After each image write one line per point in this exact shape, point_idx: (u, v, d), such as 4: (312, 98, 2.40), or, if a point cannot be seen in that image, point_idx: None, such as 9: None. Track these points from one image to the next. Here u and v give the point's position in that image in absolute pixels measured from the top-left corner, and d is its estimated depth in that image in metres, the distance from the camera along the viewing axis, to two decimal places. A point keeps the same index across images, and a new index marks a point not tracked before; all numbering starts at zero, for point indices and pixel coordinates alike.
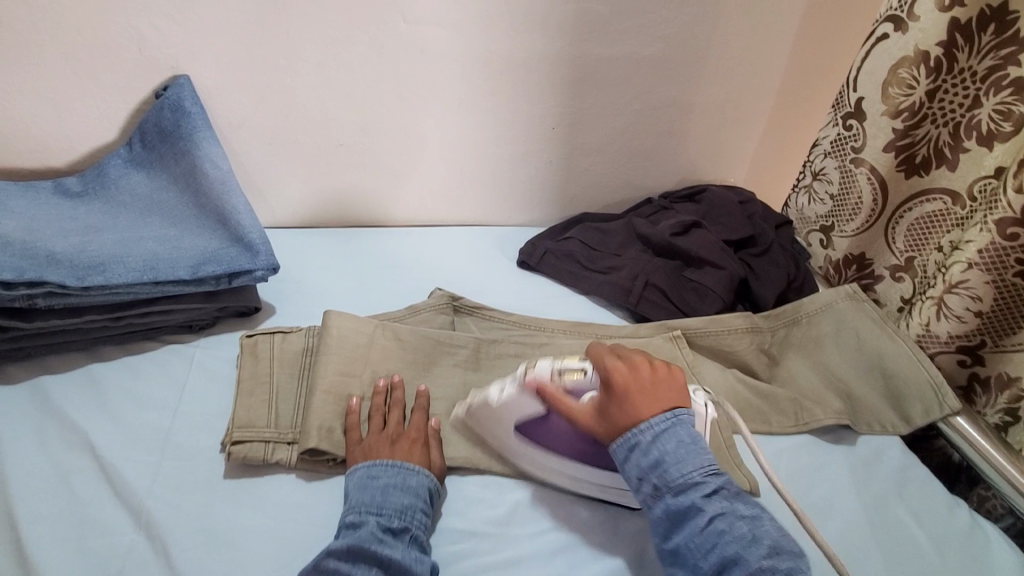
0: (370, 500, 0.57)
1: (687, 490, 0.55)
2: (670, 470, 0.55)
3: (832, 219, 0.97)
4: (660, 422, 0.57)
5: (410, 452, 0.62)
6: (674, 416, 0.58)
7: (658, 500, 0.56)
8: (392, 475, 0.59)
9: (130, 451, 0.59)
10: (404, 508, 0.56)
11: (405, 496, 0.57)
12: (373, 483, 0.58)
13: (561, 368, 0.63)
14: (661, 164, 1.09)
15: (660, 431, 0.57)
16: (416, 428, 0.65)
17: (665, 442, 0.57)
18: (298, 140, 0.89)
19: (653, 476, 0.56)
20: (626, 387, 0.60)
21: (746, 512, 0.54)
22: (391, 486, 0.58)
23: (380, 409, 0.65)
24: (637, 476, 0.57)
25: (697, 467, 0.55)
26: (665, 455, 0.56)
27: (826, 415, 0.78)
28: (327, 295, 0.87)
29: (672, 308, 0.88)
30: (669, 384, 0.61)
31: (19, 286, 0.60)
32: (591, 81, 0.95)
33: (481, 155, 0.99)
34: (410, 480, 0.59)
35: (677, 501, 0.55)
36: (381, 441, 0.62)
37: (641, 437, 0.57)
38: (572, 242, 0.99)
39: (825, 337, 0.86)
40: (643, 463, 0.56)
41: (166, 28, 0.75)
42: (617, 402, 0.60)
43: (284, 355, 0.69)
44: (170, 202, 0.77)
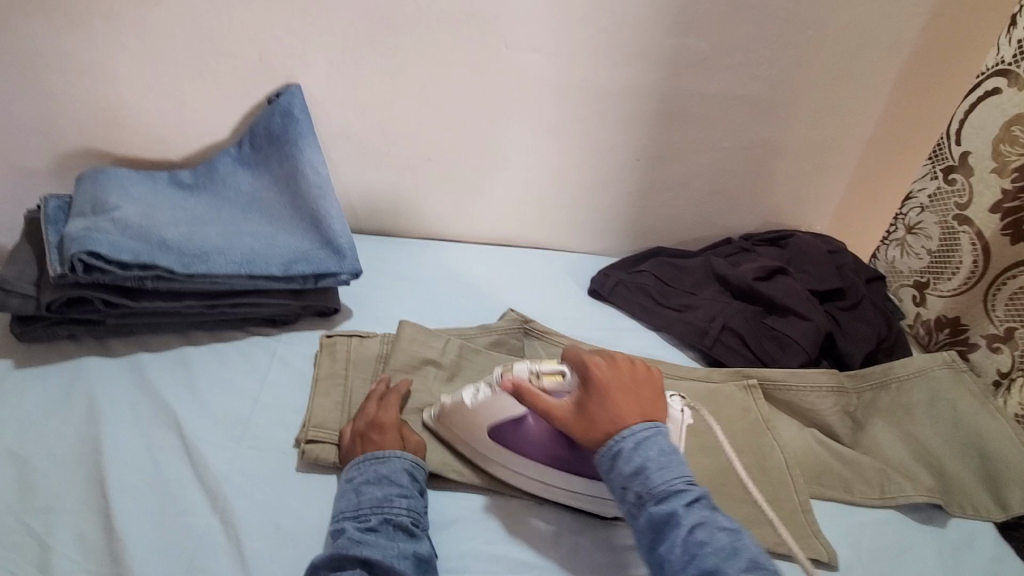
0: (346, 505, 0.55)
1: (668, 498, 0.53)
2: (652, 477, 0.54)
3: (927, 275, 0.90)
4: (643, 430, 0.56)
5: (382, 441, 0.60)
6: (654, 426, 0.57)
7: (641, 510, 0.54)
8: (364, 472, 0.57)
9: (213, 435, 0.61)
10: (378, 501, 0.55)
11: (378, 489, 0.56)
12: (350, 485, 0.57)
13: (539, 370, 0.61)
14: (745, 204, 1.05)
15: (641, 438, 0.56)
16: (387, 414, 0.62)
17: (647, 449, 0.55)
18: (390, 153, 0.93)
19: (637, 484, 0.54)
20: (609, 386, 0.58)
21: (727, 525, 0.53)
22: (364, 483, 0.57)
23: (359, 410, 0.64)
24: (620, 484, 0.55)
25: (678, 475, 0.54)
26: (647, 462, 0.54)
27: (916, 491, 0.72)
28: (401, 304, 0.88)
29: (749, 355, 0.85)
30: (648, 386, 0.60)
31: (133, 267, 0.65)
32: (682, 115, 0.93)
33: (563, 182, 0.99)
34: (381, 471, 0.57)
35: (660, 510, 0.53)
36: (355, 438, 0.61)
37: (624, 445, 0.56)
38: (646, 275, 0.97)
39: (916, 406, 0.79)
40: (626, 472, 0.55)
41: (286, 41, 0.81)
42: (597, 397, 0.58)
43: (359, 359, 0.71)
44: (270, 201, 0.82)
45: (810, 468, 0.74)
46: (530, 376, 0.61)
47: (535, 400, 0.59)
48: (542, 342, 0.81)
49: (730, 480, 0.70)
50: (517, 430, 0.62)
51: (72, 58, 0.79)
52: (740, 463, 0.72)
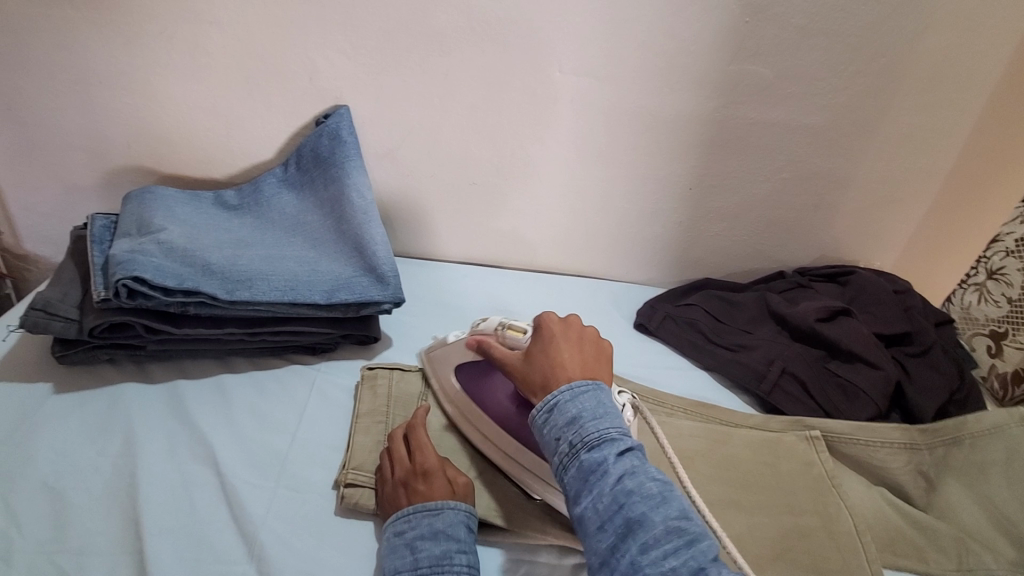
0: (402, 564, 0.51)
1: (600, 446, 0.50)
2: (586, 425, 0.51)
3: (1007, 324, 0.84)
4: (581, 383, 0.54)
5: (428, 491, 0.56)
6: (595, 382, 0.55)
7: (573, 460, 0.50)
8: (417, 526, 0.53)
9: (251, 473, 0.59)
10: (437, 559, 0.50)
11: (437, 546, 0.51)
12: (402, 540, 0.53)
13: (508, 324, 0.65)
14: (801, 238, 1.00)
15: (579, 390, 0.54)
16: (425, 459, 0.58)
17: (584, 400, 0.53)
18: (434, 175, 0.90)
19: (569, 434, 0.51)
20: (555, 337, 0.60)
21: (659, 476, 0.49)
22: (419, 538, 0.52)
23: (389, 455, 0.60)
24: (554, 436, 0.52)
25: (613, 425, 0.51)
26: (581, 412, 0.52)
27: (998, 563, 0.66)
28: (441, 333, 0.85)
29: (811, 403, 0.79)
30: (596, 349, 0.60)
31: (177, 293, 0.63)
32: (740, 145, 0.89)
33: (610, 210, 0.96)
34: (437, 524, 0.53)
35: (590, 458, 0.49)
36: (394, 487, 0.56)
37: (560, 396, 0.54)
38: (695, 309, 0.92)
39: (992, 466, 0.71)
40: (561, 423, 0.52)
41: (338, 62, 0.79)
42: (542, 344, 0.59)
43: (401, 394, 0.68)
44: (314, 223, 0.80)
45: (880, 533, 0.68)
46: (496, 328, 0.65)
47: (488, 347, 0.64)
48: None
49: (794, 543, 0.65)
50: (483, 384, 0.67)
51: (125, 76, 0.79)
52: (804, 524, 0.66)
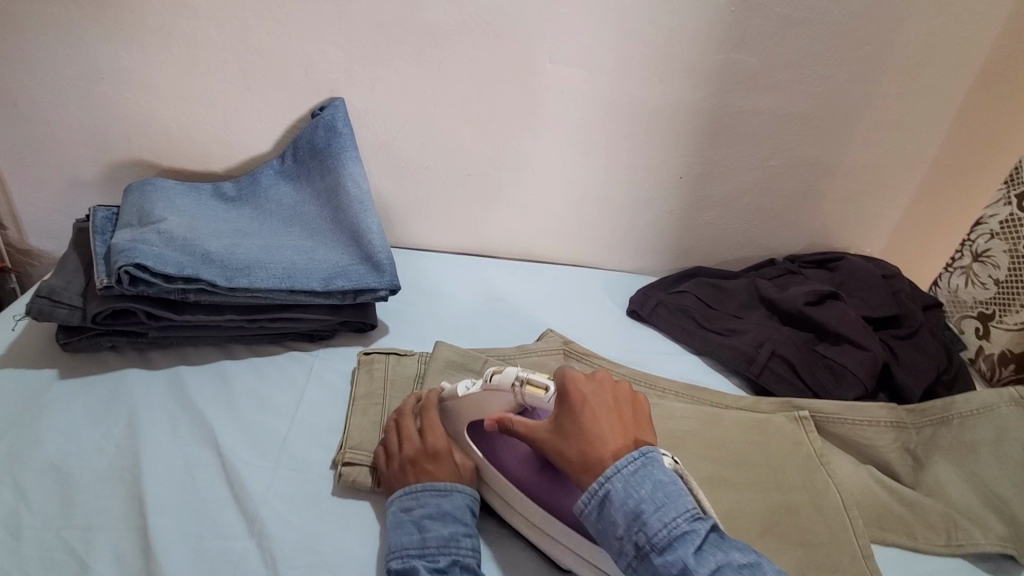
0: (408, 539, 0.53)
1: (673, 544, 0.47)
2: (650, 522, 0.48)
3: (995, 306, 0.85)
4: (628, 465, 0.50)
5: (434, 471, 0.58)
6: (643, 455, 0.51)
7: (644, 564, 0.47)
8: (427, 505, 0.55)
9: (251, 454, 0.60)
10: (445, 539, 0.53)
11: (445, 527, 0.54)
12: (409, 516, 0.55)
13: (527, 377, 0.58)
14: (791, 226, 1.02)
15: (631, 477, 0.50)
16: (435, 440, 0.60)
17: (639, 488, 0.49)
18: (429, 166, 0.92)
19: (635, 534, 0.48)
20: (586, 403, 0.55)
21: (743, 560, 0.47)
22: (427, 517, 0.54)
23: (395, 433, 0.61)
24: (616, 536, 0.49)
25: (678, 513, 0.48)
26: (642, 504, 0.48)
27: (987, 540, 0.67)
28: (436, 321, 0.87)
29: (800, 385, 0.81)
30: (630, 410, 0.57)
31: (177, 280, 0.65)
32: (730, 133, 0.90)
33: (602, 199, 0.97)
34: (445, 506, 0.55)
35: (665, 562, 0.46)
36: (400, 465, 0.58)
37: (613, 488, 0.50)
38: (687, 296, 0.94)
39: (981, 445, 0.73)
40: (625, 521, 0.49)
41: (333, 55, 0.81)
42: (574, 415, 0.55)
43: (397, 378, 0.70)
44: (311, 214, 0.82)
45: (867, 509, 0.69)
46: (515, 384, 0.58)
47: (510, 419, 0.57)
48: (583, 365, 0.79)
49: (783, 520, 0.66)
50: (500, 442, 0.60)
51: (126, 71, 0.80)
52: (794, 501, 0.68)
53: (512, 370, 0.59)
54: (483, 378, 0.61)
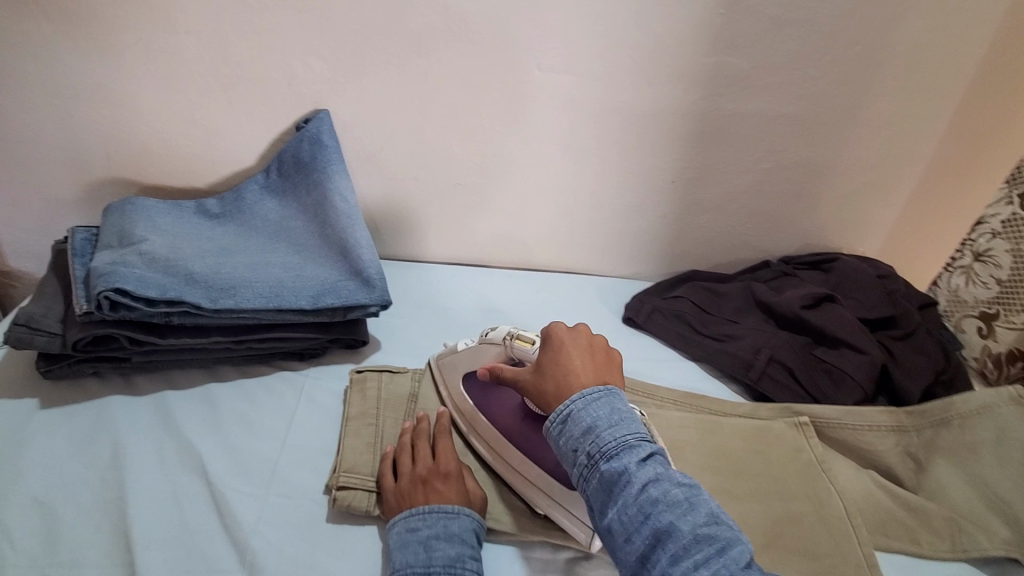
0: (414, 560, 0.51)
1: (619, 455, 0.49)
2: (602, 434, 0.50)
3: (998, 305, 0.82)
4: (592, 391, 0.53)
5: (445, 491, 0.57)
6: (607, 388, 0.54)
7: (592, 472, 0.49)
8: (432, 524, 0.53)
9: (241, 482, 0.59)
10: (450, 560, 0.51)
11: (451, 547, 0.52)
12: (414, 537, 0.53)
13: (515, 333, 0.63)
14: (784, 227, 1.01)
15: (591, 398, 0.52)
16: (449, 461, 0.60)
17: (597, 407, 0.52)
18: (418, 177, 0.91)
19: (586, 445, 0.50)
20: (565, 346, 0.58)
21: (685, 480, 0.48)
22: (433, 537, 0.53)
23: (406, 454, 0.60)
24: (570, 447, 0.51)
25: (631, 431, 0.50)
26: (597, 420, 0.51)
27: (991, 544, 0.67)
28: (429, 335, 0.85)
29: (798, 389, 0.80)
30: (605, 355, 0.59)
31: (160, 304, 0.63)
32: (721, 136, 0.90)
33: (594, 206, 0.96)
34: (452, 526, 0.53)
35: (610, 469, 0.48)
36: (411, 482, 0.57)
37: (573, 406, 0.52)
38: (682, 301, 0.93)
39: (983, 446, 0.72)
40: (577, 432, 0.51)
41: (316, 66, 0.79)
42: (552, 356, 0.58)
43: (390, 396, 0.68)
44: (297, 229, 0.80)
45: (871, 515, 0.69)
46: (504, 338, 0.63)
47: (499, 367, 0.62)
48: None
49: (786, 529, 0.65)
50: (494, 397, 0.66)
51: (103, 87, 0.78)
52: (797, 509, 0.67)
53: (504, 330, 0.65)
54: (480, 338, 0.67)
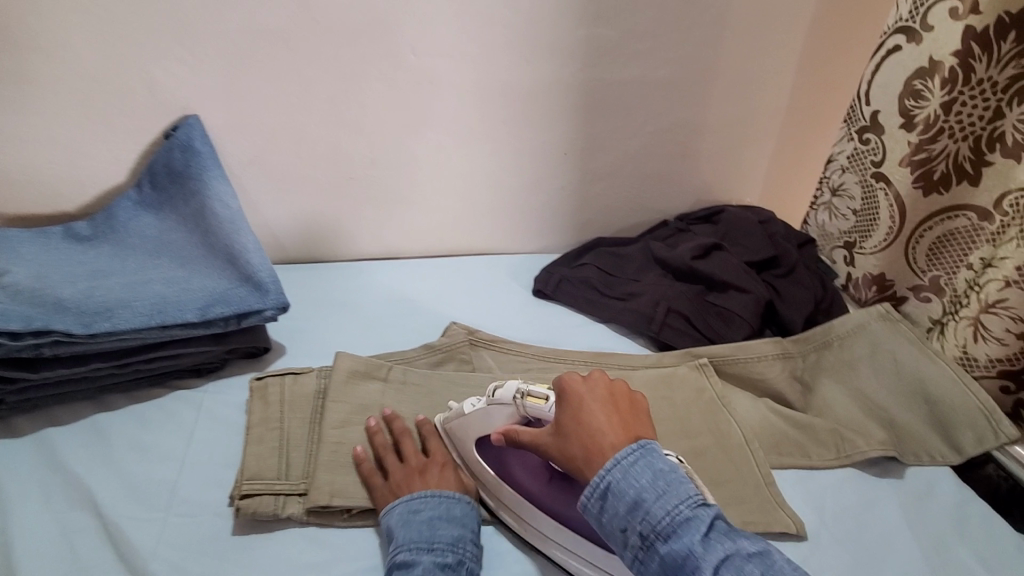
0: (417, 536, 0.54)
1: (676, 532, 0.47)
2: (651, 510, 0.48)
3: (855, 235, 0.91)
4: (628, 456, 0.51)
5: (442, 478, 0.60)
6: (641, 447, 0.52)
7: (650, 553, 0.48)
8: (434, 507, 0.57)
9: (138, 509, 0.57)
10: (453, 540, 0.55)
11: (453, 528, 0.56)
12: (417, 517, 0.56)
13: (526, 390, 0.61)
14: (675, 187, 1.06)
15: (628, 466, 0.50)
16: (437, 451, 0.63)
17: (638, 477, 0.50)
18: (308, 175, 0.88)
19: (636, 523, 0.48)
20: (583, 401, 0.56)
21: (753, 548, 0.46)
22: (436, 518, 0.56)
23: (388, 451, 0.62)
24: (620, 528, 0.49)
25: (680, 501, 0.48)
26: (642, 493, 0.49)
27: (869, 446, 0.71)
28: (337, 333, 0.83)
29: (697, 335, 0.85)
30: (627, 403, 0.57)
31: (26, 336, 0.59)
32: (602, 106, 0.93)
33: (494, 185, 0.97)
34: (453, 510, 0.57)
35: (670, 550, 0.46)
36: (409, 474, 0.60)
37: (611, 479, 0.50)
38: (588, 268, 0.96)
39: (859, 361, 0.80)
40: (623, 509, 0.49)
41: (178, 71, 0.75)
42: (573, 413, 0.56)
43: (294, 398, 0.66)
44: (180, 242, 0.77)
45: (765, 438, 0.73)
46: (515, 397, 0.61)
47: (516, 431, 0.60)
48: (491, 351, 0.79)
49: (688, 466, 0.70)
50: (512, 459, 0.63)
51: None
52: (699, 445, 0.72)
53: (512, 386, 0.62)
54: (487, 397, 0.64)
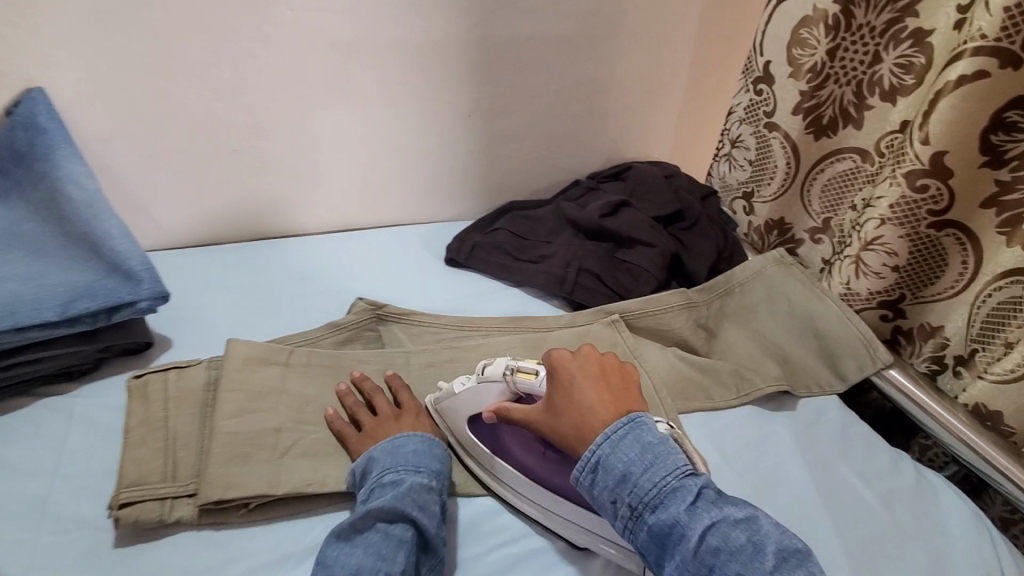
0: (403, 463, 0.56)
1: (665, 503, 0.50)
2: (642, 483, 0.51)
3: (753, 184, 0.94)
4: (617, 429, 0.53)
5: (414, 426, 0.63)
6: (631, 420, 0.54)
7: (639, 524, 0.50)
8: (416, 443, 0.59)
9: (4, 531, 0.52)
10: (434, 472, 0.58)
11: (434, 462, 0.58)
12: (402, 448, 0.58)
13: (516, 366, 0.61)
14: (584, 144, 1.06)
15: (619, 441, 0.52)
16: (411, 404, 0.65)
17: (627, 451, 0.52)
18: (182, 149, 0.81)
19: (626, 496, 0.51)
20: (574, 377, 0.58)
21: (739, 515, 0.49)
22: (418, 451, 0.58)
23: (370, 399, 0.64)
24: (610, 499, 0.52)
25: (670, 473, 0.51)
26: (632, 468, 0.51)
27: (764, 382, 0.76)
28: (232, 319, 0.78)
29: (608, 291, 0.86)
30: (617, 377, 0.60)
31: None
32: (503, 63, 0.90)
33: (395, 152, 0.93)
34: (434, 449, 0.60)
35: (660, 521, 0.49)
36: (382, 421, 0.62)
37: (601, 453, 0.52)
38: (501, 232, 0.94)
39: (757, 305, 0.84)
40: (613, 483, 0.52)
41: (12, 37, 0.66)
42: (567, 392, 0.57)
43: (180, 393, 0.61)
44: (30, 232, 0.68)
45: (673, 385, 0.76)
46: (505, 374, 0.61)
47: (508, 408, 0.61)
48: (399, 325, 0.76)
49: None
50: (508, 436, 0.64)
51: None
52: None
53: (501, 363, 0.63)
54: (476, 375, 0.64)
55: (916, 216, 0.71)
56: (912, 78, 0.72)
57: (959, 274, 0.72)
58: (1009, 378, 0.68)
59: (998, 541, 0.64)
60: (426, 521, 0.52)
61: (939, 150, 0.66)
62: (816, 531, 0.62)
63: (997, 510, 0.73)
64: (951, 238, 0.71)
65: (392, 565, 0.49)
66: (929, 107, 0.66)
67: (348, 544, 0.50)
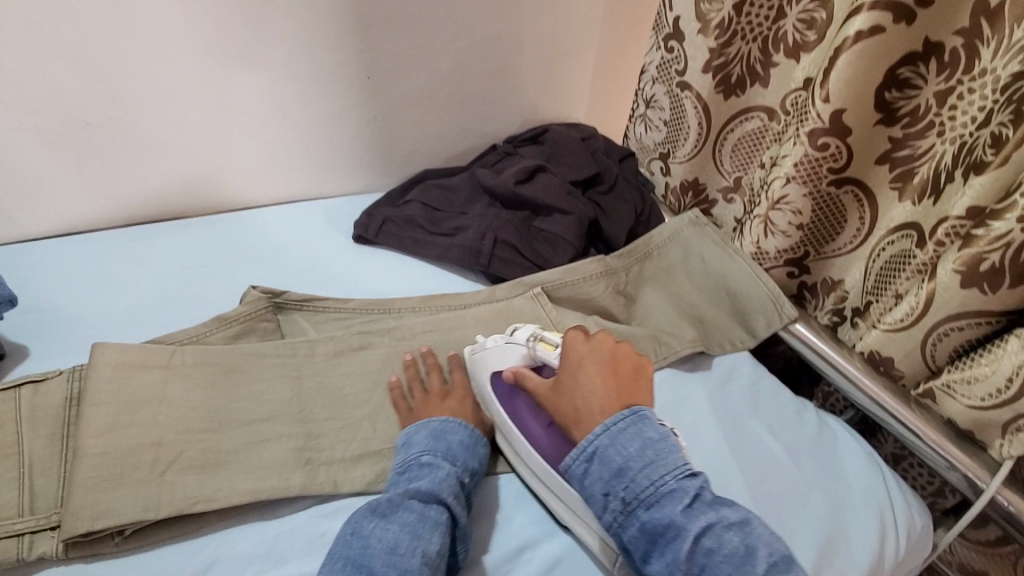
0: (445, 450, 0.56)
1: (660, 503, 0.49)
2: (637, 479, 0.50)
3: (669, 145, 0.93)
4: (618, 422, 0.53)
5: (461, 409, 0.63)
6: (634, 413, 0.54)
7: (630, 518, 0.50)
8: (461, 433, 0.59)
9: None
10: (472, 467, 0.57)
11: (474, 457, 0.58)
12: (445, 434, 0.58)
13: (540, 335, 0.64)
14: (500, 107, 1.00)
15: (619, 433, 0.53)
16: (459, 383, 0.65)
17: (626, 445, 0.52)
18: (24, 126, 0.69)
19: (620, 489, 0.51)
20: (585, 363, 0.59)
21: (736, 517, 0.49)
22: (460, 441, 0.58)
23: (420, 379, 0.63)
24: (603, 491, 0.52)
25: (669, 471, 0.50)
26: (630, 462, 0.51)
27: (681, 345, 0.77)
28: (105, 318, 0.69)
29: (527, 263, 0.83)
30: (628, 365, 0.60)
31: None
32: (401, 18, 0.82)
33: (288, 120, 0.84)
34: (478, 444, 0.60)
35: (652, 518, 0.49)
36: (430, 399, 0.62)
37: (601, 443, 0.53)
38: (413, 205, 0.89)
39: (675, 267, 0.85)
40: (607, 475, 0.52)
41: None
42: (574, 373, 0.58)
43: (36, 412, 0.53)
44: None
45: None
46: (528, 340, 0.64)
47: (523, 372, 0.61)
48: (300, 311, 0.70)
49: None
50: (522, 404, 0.61)
51: None
52: None
53: (529, 331, 0.66)
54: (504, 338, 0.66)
55: (818, 174, 0.72)
56: (815, 34, 0.71)
57: (856, 231, 0.74)
58: (899, 327, 0.69)
59: (886, 474, 0.69)
60: (459, 511, 0.53)
61: (838, 108, 0.66)
62: (728, 487, 0.64)
63: (887, 448, 0.80)
64: (849, 196, 0.73)
65: (428, 544, 0.49)
66: (829, 65, 0.65)
67: (382, 519, 0.50)
